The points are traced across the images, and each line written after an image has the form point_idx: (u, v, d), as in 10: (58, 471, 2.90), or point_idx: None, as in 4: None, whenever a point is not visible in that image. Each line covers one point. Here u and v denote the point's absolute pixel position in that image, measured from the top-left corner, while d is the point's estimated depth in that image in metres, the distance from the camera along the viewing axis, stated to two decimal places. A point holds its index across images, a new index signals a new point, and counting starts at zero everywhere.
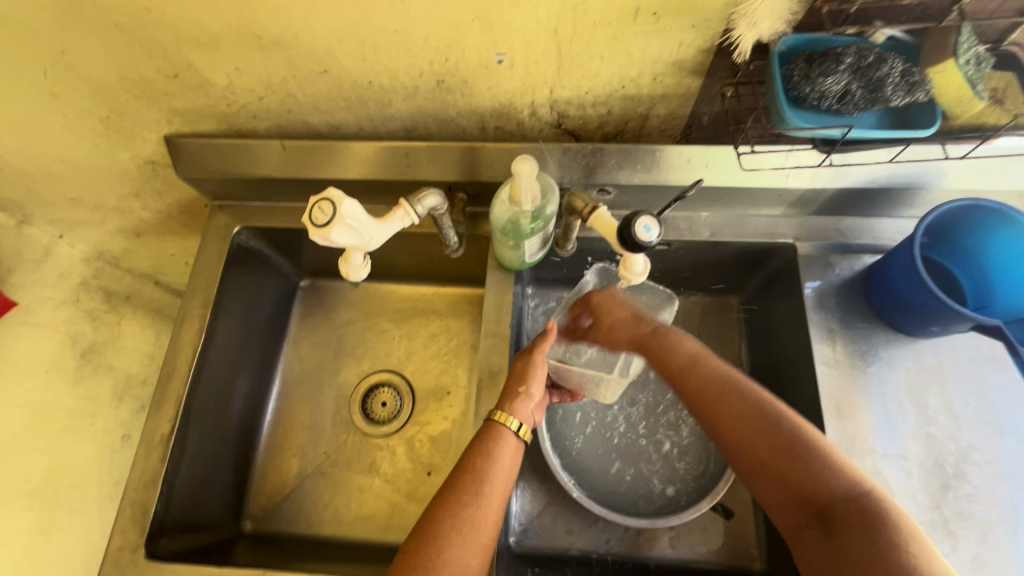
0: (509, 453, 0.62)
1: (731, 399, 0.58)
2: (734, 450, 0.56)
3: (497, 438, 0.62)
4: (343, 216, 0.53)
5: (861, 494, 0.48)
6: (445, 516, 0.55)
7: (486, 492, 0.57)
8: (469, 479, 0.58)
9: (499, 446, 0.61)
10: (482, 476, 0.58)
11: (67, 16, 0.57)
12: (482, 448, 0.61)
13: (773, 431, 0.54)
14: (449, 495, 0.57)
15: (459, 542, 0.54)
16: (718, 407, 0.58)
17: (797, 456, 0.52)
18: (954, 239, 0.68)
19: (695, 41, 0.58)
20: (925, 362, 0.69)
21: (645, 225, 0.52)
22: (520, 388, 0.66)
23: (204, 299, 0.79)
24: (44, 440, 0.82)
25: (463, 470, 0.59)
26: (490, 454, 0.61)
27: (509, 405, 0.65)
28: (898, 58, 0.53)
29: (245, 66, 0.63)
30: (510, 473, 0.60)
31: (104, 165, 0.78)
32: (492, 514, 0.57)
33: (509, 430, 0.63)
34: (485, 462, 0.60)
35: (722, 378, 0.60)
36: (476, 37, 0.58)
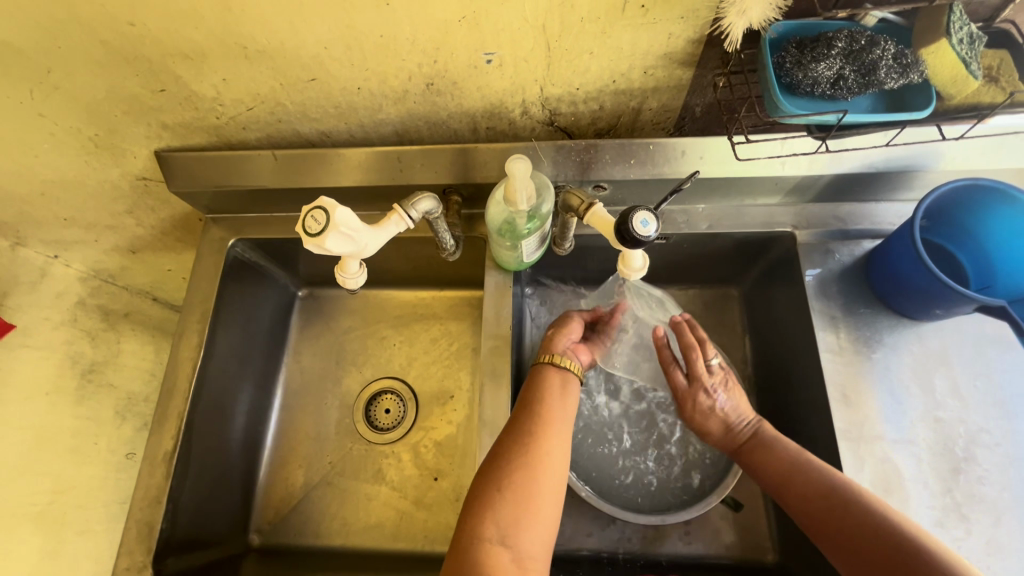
0: (558, 384, 0.64)
1: (846, 512, 0.54)
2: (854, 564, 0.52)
3: (546, 376, 0.65)
4: (337, 224, 0.52)
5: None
6: (513, 442, 0.58)
7: (548, 420, 0.60)
8: (526, 407, 0.61)
9: (550, 382, 0.64)
10: (539, 406, 0.61)
11: (49, 35, 0.57)
12: (536, 383, 0.64)
13: (901, 551, 0.50)
14: (513, 426, 0.59)
15: (530, 456, 0.56)
16: (830, 518, 0.55)
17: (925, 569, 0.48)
18: (954, 220, 0.67)
19: (685, 32, 0.57)
20: (930, 345, 0.69)
21: (642, 219, 0.51)
22: (553, 331, 0.71)
23: (201, 314, 0.78)
24: (46, 463, 0.81)
25: (522, 403, 0.62)
26: (542, 386, 0.64)
27: (546, 347, 0.69)
28: (890, 41, 0.52)
29: (232, 77, 0.63)
30: (563, 398, 0.63)
31: (95, 183, 0.77)
32: (556, 437, 0.59)
33: (550, 364, 0.66)
34: (541, 390, 0.63)
35: (832, 487, 0.56)
36: (464, 37, 0.58)
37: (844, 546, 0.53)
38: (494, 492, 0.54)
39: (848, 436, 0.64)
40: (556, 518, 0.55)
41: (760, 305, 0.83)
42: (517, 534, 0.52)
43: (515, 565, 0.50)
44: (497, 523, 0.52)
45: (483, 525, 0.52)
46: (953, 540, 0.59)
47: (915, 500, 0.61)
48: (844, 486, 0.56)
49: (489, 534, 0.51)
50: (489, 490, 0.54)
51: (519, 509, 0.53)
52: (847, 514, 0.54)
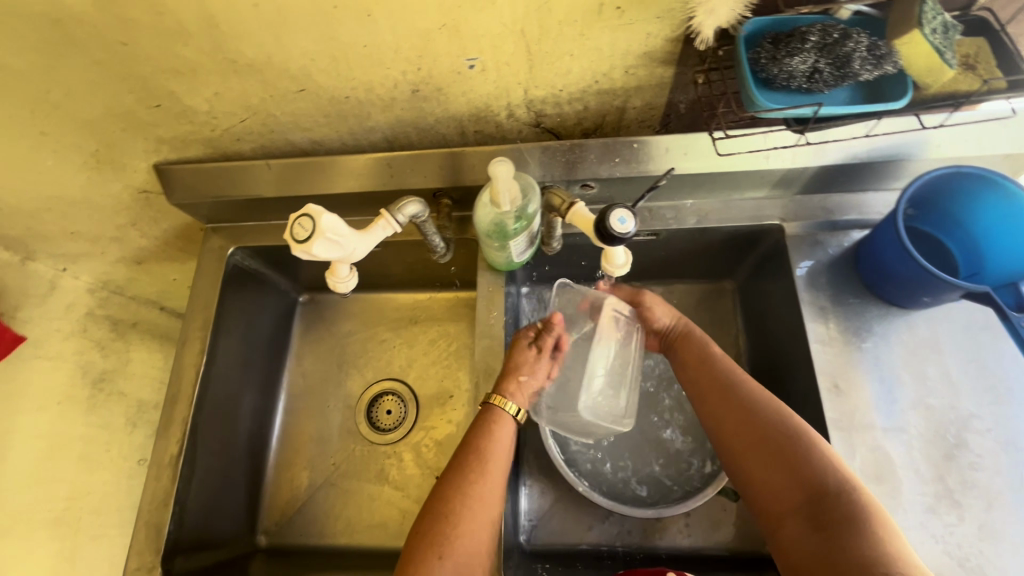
0: (506, 444, 0.64)
1: (735, 392, 0.61)
2: (729, 434, 0.60)
3: (495, 423, 0.64)
4: (323, 230, 0.54)
5: (850, 491, 0.51)
6: (450, 499, 0.58)
7: (488, 478, 0.60)
8: (473, 459, 0.61)
9: (498, 431, 0.64)
10: (483, 460, 0.61)
11: (46, 56, 0.59)
12: (481, 431, 0.63)
13: (773, 424, 0.57)
14: (450, 480, 0.60)
15: (470, 520, 0.57)
16: (719, 396, 0.62)
17: (792, 442, 0.55)
18: (941, 207, 0.67)
19: (662, 32, 0.58)
20: (920, 333, 0.69)
21: (620, 217, 0.53)
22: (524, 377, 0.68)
23: (204, 322, 0.81)
24: (60, 470, 0.83)
25: (464, 456, 0.61)
26: (490, 437, 0.63)
27: (505, 389, 0.67)
28: (863, 33, 0.53)
29: (223, 90, 0.65)
30: (508, 457, 0.63)
31: (98, 198, 0.79)
32: (494, 491, 0.60)
33: (506, 414, 0.65)
34: (487, 441, 0.63)
35: (730, 376, 0.63)
36: (445, 44, 0.59)
37: (727, 421, 0.60)
38: (432, 556, 0.54)
39: (839, 426, 0.64)
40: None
41: (754, 297, 0.83)
42: None
43: None
44: None
45: None
46: (946, 526, 0.59)
47: (906, 488, 0.61)
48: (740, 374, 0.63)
49: None
50: (427, 556, 0.54)
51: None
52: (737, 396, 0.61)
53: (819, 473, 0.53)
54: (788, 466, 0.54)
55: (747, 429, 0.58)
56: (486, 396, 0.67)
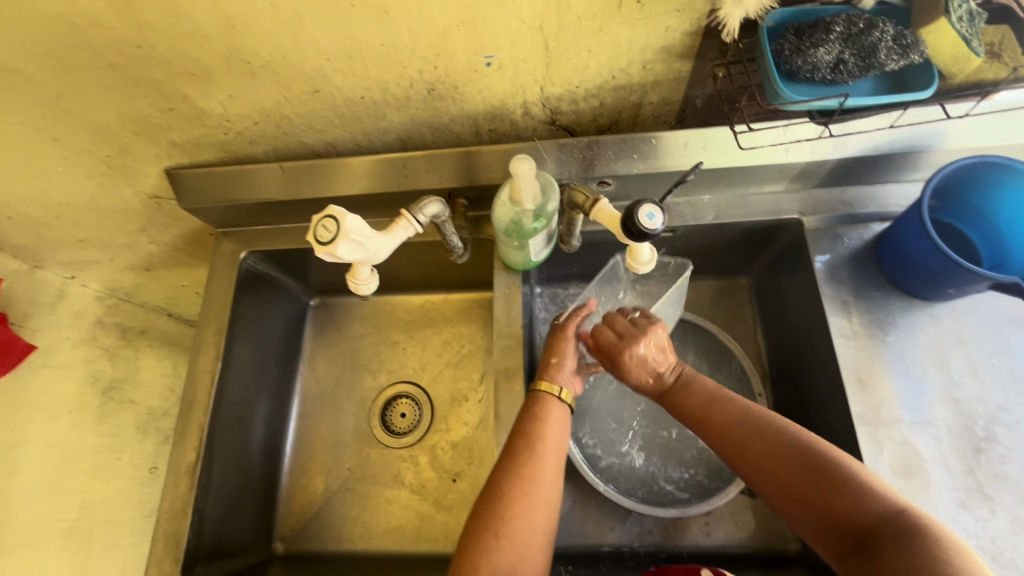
0: (558, 419, 0.61)
1: (756, 434, 0.56)
2: (762, 480, 0.55)
3: (547, 406, 0.61)
4: (348, 231, 0.53)
5: (901, 514, 0.47)
6: (507, 482, 0.55)
7: (542, 453, 0.57)
8: (524, 439, 0.58)
9: (552, 411, 0.61)
10: (536, 437, 0.58)
11: (59, 60, 0.58)
12: (534, 414, 0.61)
13: (803, 465, 0.52)
14: (507, 464, 0.57)
15: (526, 501, 0.54)
16: (740, 442, 0.57)
17: (828, 479, 0.51)
18: (964, 197, 0.67)
19: (682, 25, 0.57)
20: (944, 325, 0.68)
21: (648, 213, 0.52)
22: (554, 359, 0.66)
23: (218, 327, 0.80)
24: (72, 480, 0.83)
25: (516, 435, 0.59)
26: (540, 416, 0.60)
27: (547, 374, 0.64)
28: (889, 23, 0.52)
29: (237, 93, 0.64)
30: (562, 436, 0.60)
31: (109, 204, 0.78)
32: (551, 476, 0.57)
33: (551, 397, 0.62)
34: (537, 420, 0.60)
35: (746, 417, 0.58)
36: (463, 41, 0.58)
37: (753, 472, 0.56)
38: (490, 539, 0.52)
39: (865, 420, 0.64)
40: (544, 566, 0.54)
41: (771, 293, 0.83)
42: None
43: None
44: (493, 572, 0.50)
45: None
46: (977, 521, 0.59)
47: (937, 482, 0.60)
48: (749, 411, 0.58)
49: None
50: (485, 538, 0.52)
51: (516, 558, 0.52)
52: (755, 439, 0.56)
53: (862, 505, 0.49)
54: (829, 508, 0.50)
55: (775, 474, 0.54)
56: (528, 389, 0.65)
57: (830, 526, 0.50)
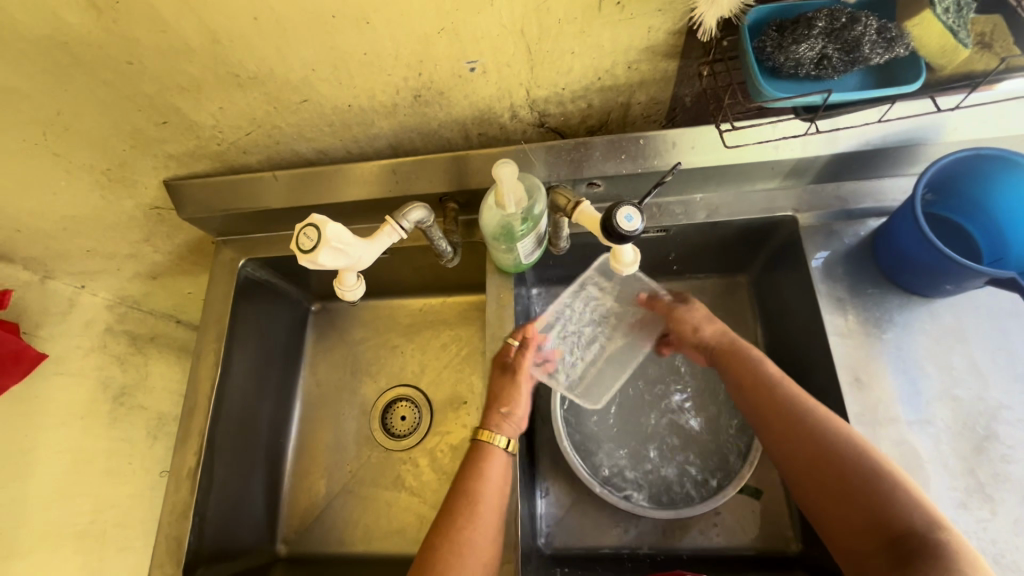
0: (497, 479, 0.63)
1: (805, 420, 0.57)
2: (801, 465, 0.55)
3: (484, 460, 0.63)
4: (328, 239, 0.54)
5: (936, 529, 0.47)
6: (443, 546, 0.57)
7: (477, 517, 0.59)
8: (464, 502, 0.60)
9: (489, 465, 0.63)
10: (473, 501, 0.60)
11: (56, 79, 0.60)
12: (472, 473, 0.62)
13: (843, 455, 0.53)
14: (444, 526, 0.59)
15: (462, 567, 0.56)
16: (786, 424, 0.58)
17: (867, 477, 0.51)
18: (961, 191, 0.65)
19: (663, 25, 0.57)
20: (943, 322, 0.67)
21: (626, 215, 0.53)
22: (503, 408, 0.67)
23: (217, 333, 0.81)
24: (83, 485, 0.84)
25: (453, 495, 0.61)
26: (481, 476, 0.62)
27: (494, 424, 0.66)
28: (872, 16, 0.51)
29: (228, 105, 0.65)
30: (501, 493, 0.62)
31: (111, 215, 0.80)
32: (486, 536, 0.59)
33: (495, 448, 0.64)
34: (475, 480, 0.62)
35: (793, 403, 0.58)
36: (445, 48, 0.59)
37: (795, 458, 0.56)
38: None
39: (862, 420, 0.63)
40: None
41: (769, 291, 0.82)
42: None
43: None
44: None
45: None
46: (978, 522, 0.57)
47: (936, 482, 0.59)
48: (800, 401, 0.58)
49: None
50: None
51: None
52: (804, 430, 0.56)
53: (897, 512, 0.49)
54: (863, 503, 0.50)
55: (819, 465, 0.54)
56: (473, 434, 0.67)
57: (851, 517, 0.51)
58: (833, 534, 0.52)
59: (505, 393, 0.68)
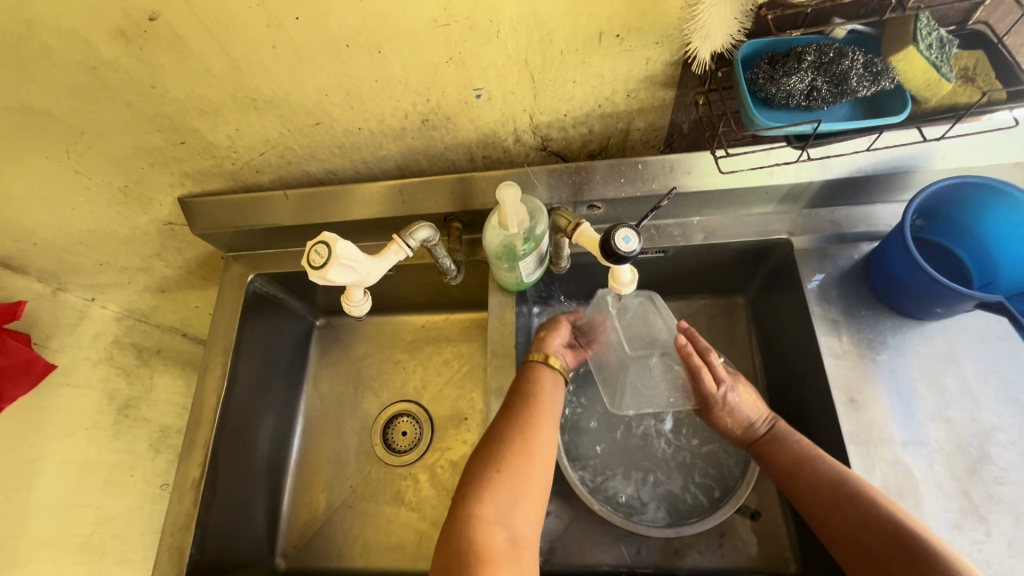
0: (550, 382, 0.70)
1: (846, 503, 0.57)
2: (850, 548, 0.56)
3: (537, 374, 0.70)
4: (338, 256, 0.56)
5: None
6: (506, 429, 0.63)
7: (538, 411, 0.65)
8: (521, 399, 0.66)
9: (543, 381, 0.69)
10: (531, 395, 0.66)
11: (81, 101, 0.63)
12: (528, 379, 0.69)
13: (887, 533, 0.53)
14: (506, 418, 0.64)
15: (523, 447, 0.61)
16: (829, 508, 0.58)
17: (913, 556, 0.51)
18: (951, 217, 0.67)
19: (661, 56, 0.60)
20: (936, 345, 0.68)
21: (624, 236, 0.54)
22: (541, 333, 0.76)
23: (225, 346, 0.83)
24: (87, 496, 0.84)
25: (515, 393, 0.67)
26: (537, 381, 0.69)
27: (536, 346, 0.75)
28: (859, 51, 0.54)
29: (244, 127, 0.68)
30: (554, 401, 0.68)
31: (126, 230, 0.83)
32: (547, 427, 0.64)
33: (539, 363, 0.71)
34: (533, 385, 0.68)
35: (834, 480, 0.59)
36: (453, 76, 0.62)
37: (844, 539, 0.57)
38: (492, 472, 0.59)
39: (857, 440, 0.64)
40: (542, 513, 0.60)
41: (766, 312, 0.83)
42: (512, 515, 0.57)
43: (509, 542, 0.55)
44: (495, 505, 0.57)
45: (481, 505, 0.56)
46: (973, 543, 0.58)
47: (930, 503, 0.60)
48: (841, 478, 0.58)
49: (485, 513, 0.56)
50: (487, 472, 0.59)
51: (514, 491, 0.58)
52: (846, 510, 0.57)
53: None
54: None
55: (865, 544, 0.55)
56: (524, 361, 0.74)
57: None
58: None
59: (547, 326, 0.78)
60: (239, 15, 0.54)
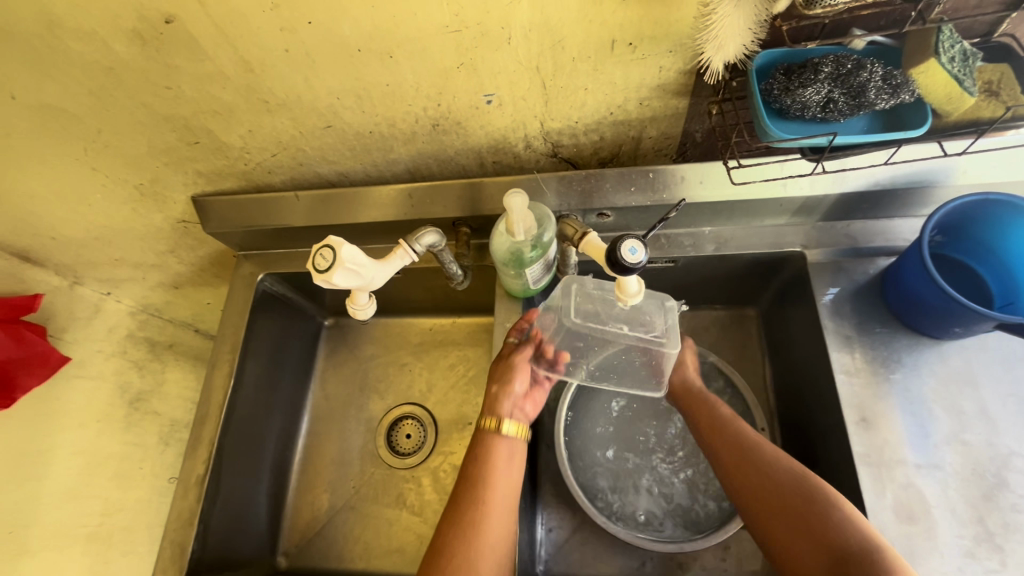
0: (504, 453, 0.65)
1: (752, 456, 0.63)
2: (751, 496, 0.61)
3: (490, 446, 0.65)
4: (343, 260, 0.56)
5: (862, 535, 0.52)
6: (458, 515, 0.60)
7: (490, 488, 0.62)
8: (473, 472, 0.63)
9: (496, 452, 0.65)
10: (483, 472, 0.63)
11: (99, 100, 0.64)
12: (480, 450, 0.65)
13: (787, 480, 0.59)
14: (458, 501, 0.61)
15: (475, 532, 0.58)
16: (737, 459, 0.64)
17: (808, 499, 0.57)
18: (972, 233, 0.65)
19: (675, 65, 0.59)
20: (953, 364, 0.66)
21: (630, 247, 0.54)
22: (496, 387, 0.69)
23: (233, 344, 0.83)
24: (97, 488, 0.86)
25: (467, 470, 0.64)
26: (489, 450, 0.65)
27: (490, 408, 0.68)
28: (878, 62, 0.53)
29: (257, 128, 0.69)
30: (510, 472, 0.64)
31: (140, 226, 0.84)
32: (502, 504, 0.61)
33: (495, 434, 0.66)
34: (486, 455, 0.64)
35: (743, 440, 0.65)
36: (464, 82, 0.62)
37: (748, 490, 0.62)
38: (441, 563, 0.57)
39: (868, 460, 0.62)
40: None
41: (777, 325, 0.82)
42: None
43: None
44: None
45: None
46: (987, 572, 0.56)
47: (943, 529, 0.58)
48: (749, 438, 0.65)
49: None
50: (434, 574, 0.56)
51: None
52: (753, 463, 0.63)
53: (830, 525, 0.54)
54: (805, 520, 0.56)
55: (764, 490, 0.60)
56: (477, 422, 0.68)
57: (796, 532, 0.56)
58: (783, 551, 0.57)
59: (504, 372, 0.70)
60: (253, 18, 0.54)
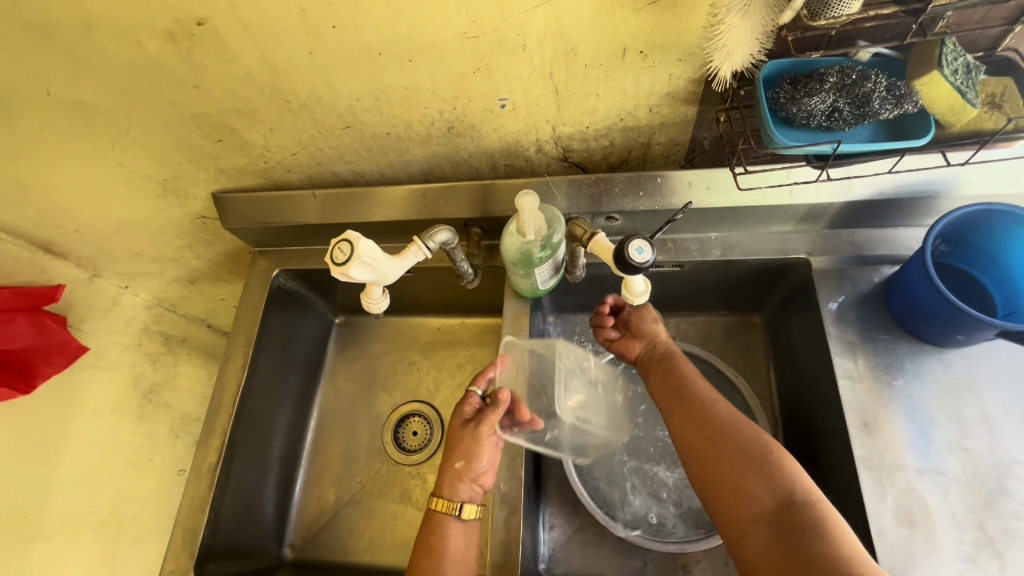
0: (458, 536, 0.65)
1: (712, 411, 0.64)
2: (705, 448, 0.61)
3: (444, 529, 0.65)
4: (361, 254, 0.58)
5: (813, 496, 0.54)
6: None
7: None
8: (426, 557, 0.63)
9: (449, 536, 0.65)
10: (434, 559, 0.63)
11: (129, 97, 0.67)
12: (433, 532, 0.65)
13: (745, 437, 0.60)
14: None
15: None
16: (697, 413, 0.64)
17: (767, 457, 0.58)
18: (974, 243, 0.66)
19: (684, 73, 0.61)
20: (955, 372, 0.67)
21: (638, 247, 0.56)
22: (459, 464, 0.68)
23: (247, 338, 0.86)
24: (110, 476, 0.88)
25: (418, 554, 0.64)
26: (443, 532, 0.65)
27: (447, 488, 0.67)
28: (882, 74, 0.55)
29: (278, 128, 0.71)
30: (463, 556, 0.64)
31: (161, 221, 0.87)
32: None
33: (451, 516, 0.66)
34: (439, 541, 0.64)
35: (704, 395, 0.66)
36: (480, 86, 0.64)
37: (702, 441, 0.62)
38: None
39: (869, 464, 0.63)
40: None
41: (781, 332, 0.83)
42: None
43: None
44: None
45: None
46: None
47: (942, 533, 0.58)
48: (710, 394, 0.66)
49: None
50: None
51: None
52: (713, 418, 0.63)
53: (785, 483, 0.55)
54: (759, 475, 0.57)
55: (720, 443, 0.60)
56: (432, 496, 0.68)
57: (747, 484, 0.57)
58: (728, 501, 0.57)
59: (467, 447, 0.69)
60: (280, 22, 0.57)
